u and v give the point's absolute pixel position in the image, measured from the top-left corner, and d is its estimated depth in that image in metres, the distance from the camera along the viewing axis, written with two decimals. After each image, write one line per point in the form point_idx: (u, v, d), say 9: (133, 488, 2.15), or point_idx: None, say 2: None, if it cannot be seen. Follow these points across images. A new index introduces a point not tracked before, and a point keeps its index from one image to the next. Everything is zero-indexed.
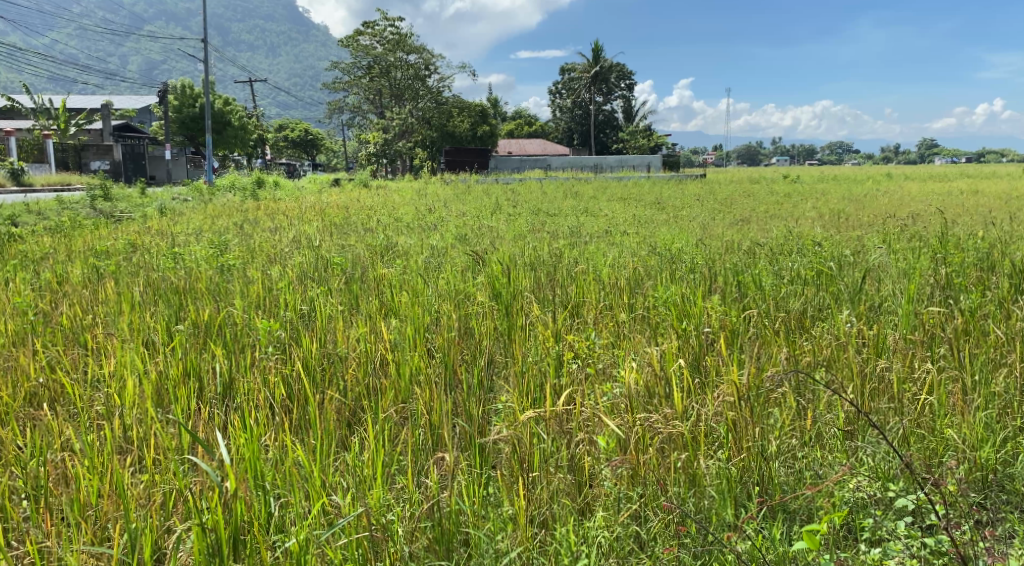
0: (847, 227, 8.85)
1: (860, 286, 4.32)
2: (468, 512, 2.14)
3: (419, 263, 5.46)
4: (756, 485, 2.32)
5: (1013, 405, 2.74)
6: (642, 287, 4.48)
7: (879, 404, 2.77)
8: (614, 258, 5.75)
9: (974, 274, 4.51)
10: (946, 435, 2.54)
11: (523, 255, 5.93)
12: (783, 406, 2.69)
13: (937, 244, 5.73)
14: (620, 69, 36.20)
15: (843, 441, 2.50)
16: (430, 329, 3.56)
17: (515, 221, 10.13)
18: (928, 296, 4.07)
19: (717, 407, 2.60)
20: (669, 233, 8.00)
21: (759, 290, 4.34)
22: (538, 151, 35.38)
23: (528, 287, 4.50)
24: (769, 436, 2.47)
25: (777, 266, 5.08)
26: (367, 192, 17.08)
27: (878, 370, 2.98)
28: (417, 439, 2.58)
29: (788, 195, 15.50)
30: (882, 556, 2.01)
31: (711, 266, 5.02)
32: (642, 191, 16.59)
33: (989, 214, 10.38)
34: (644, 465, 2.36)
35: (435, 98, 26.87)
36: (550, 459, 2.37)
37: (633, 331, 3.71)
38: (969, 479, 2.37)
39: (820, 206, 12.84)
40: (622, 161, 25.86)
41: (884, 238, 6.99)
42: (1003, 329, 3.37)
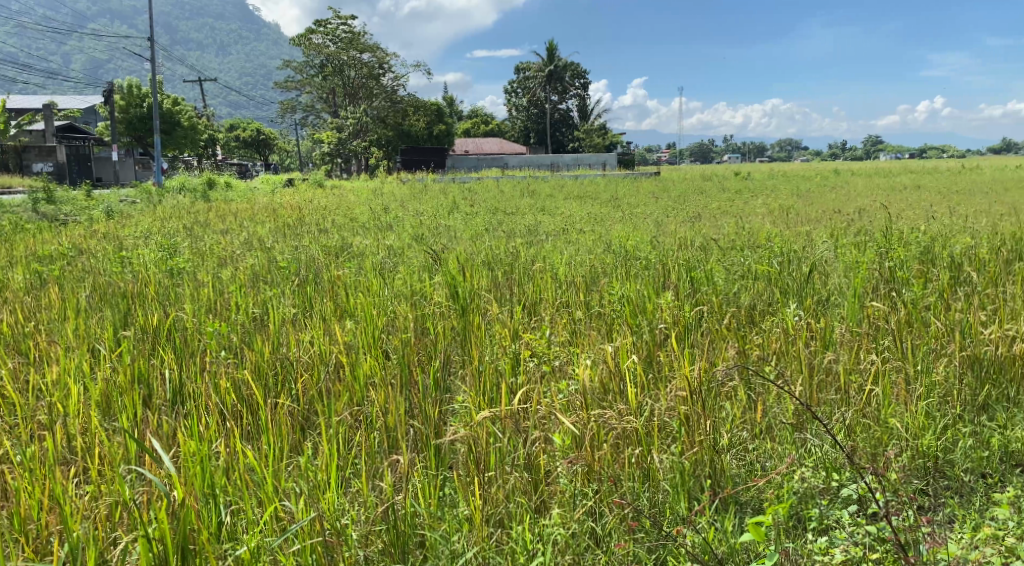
0: (795, 224, 8.90)
1: (807, 280, 4.37)
2: (424, 514, 2.11)
3: (374, 264, 5.36)
4: (708, 478, 2.33)
5: (952, 394, 2.83)
6: (599, 285, 4.44)
7: (825, 396, 2.82)
8: (570, 256, 5.74)
9: (916, 267, 4.57)
10: (890, 424, 2.61)
11: (479, 254, 5.90)
12: (734, 400, 2.71)
13: (883, 239, 5.78)
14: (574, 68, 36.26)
15: (791, 433, 2.53)
16: (387, 330, 3.49)
17: (473, 219, 10.09)
18: (872, 290, 4.14)
19: (670, 402, 2.58)
20: (626, 232, 7.81)
21: (710, 285, 4.33)
22: (496, 150, 35.33)
23: (486, 286, 4.45)
24: (721, 430, 2.48)
25: (727, 261, 5.09)
26: (321, 193, 16.81)
27: (825, 361, 3.03)
28: (371, 442, 2.54)
29: (740, 192, 15.68)
30: (828, 544, 2.04)
31: (666, 262, 5.00)
32: (598, 190, 16.53)
33: (933, 209, 10.57)
34: (600, 461, 2.35)
35: (391, 97, 26.31)
36: (505, 459, 2.33)
37: (588, 328, 3.71)
38: (911, 468, 2.45)
39: (770, 203, 12.97)
40: (578, 160, 26.00)
41: (832, 233, 7.04)
42: (941, 321, 3.45)
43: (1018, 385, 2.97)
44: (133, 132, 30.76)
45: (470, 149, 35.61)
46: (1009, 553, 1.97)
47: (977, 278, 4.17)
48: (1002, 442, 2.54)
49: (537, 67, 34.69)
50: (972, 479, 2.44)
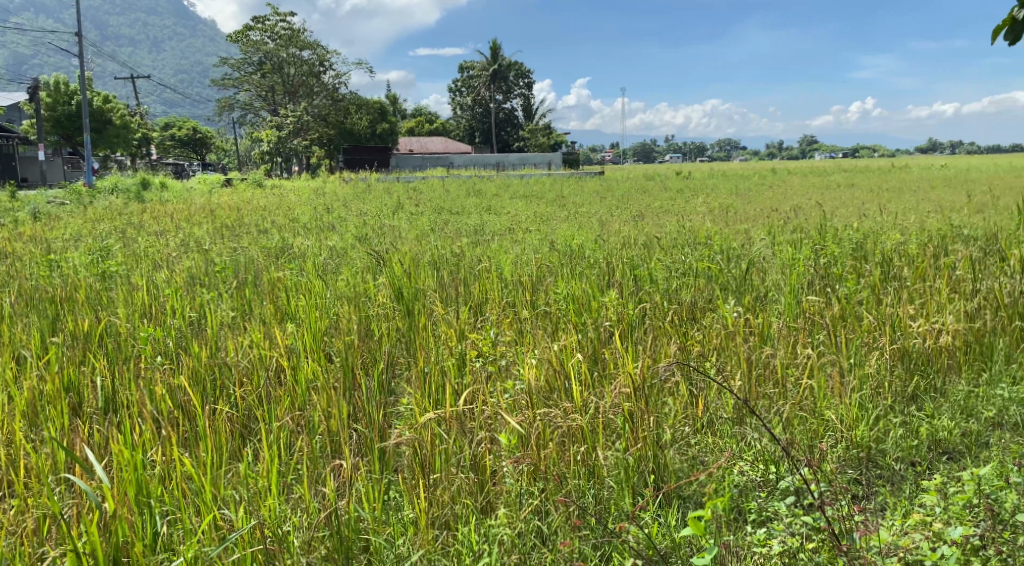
0: (734, 223, 9.03)
1: (746, 277, 4.39)
2: (369, 518, 2.03)
3: (315, 265, 5.19)
4: (652, 473, 2.31)
5: (883, 385, 2.92)
6: (545, 284, 4.37)
7: (765, 389, 2.85)
8: (516, 256, 5.66)
9: (849, 263, 4.63)
10: (825, 416, 2.67)
11: (424, 254, 5.78)
12: (676, 395, 2.69)
13: (818, 237, 5.88)
14: (518, 67, 36.29)
15: (732, 426, 2.53)
16: (328, 332, 3.35)
17: (417, 220, 9.93)
18: (807, 285, 4.19)
19: (614, 399, 2.53)
20: (571, 232, 7.78)
21: (653, 284, 4.31)
22: (442, 150, 35.10)
23: (431, 286, 4.34)
24: (665, 425, 2.46)
25: (669, 259, 5.05)
26: (260, 193, 16.40)
27: (763, 356, 3.06)
28: (313, 446, 2.44)
29: (681, 191, 15.93)
30: (767, 536, 1.97)
31: (610, 261, 4.96)
32: (543, 190, 16.47)
33: (864, 207, 10.89)
34: (546, 460, 2.29)
35: (332, 95, 25.82)
36: (451, 460, 2.26)
37: (534, 327, 3.64)
38: (845, 458, 2.50)
39: (710, 202, 13.18)
40: (523, 161, 25.95)
41: (770, 231, 7.16)
42: (874, 314, 3.54)
43: (944, 376, 3.06)
44: (61, 131, 29.42)
45: (414, 148, 35.25)
46: (939, 538, 1.87)
47: (907, 272, 4.25)
48: (930, 431, 2.60)
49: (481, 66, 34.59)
50: (903, 467, 2.49)
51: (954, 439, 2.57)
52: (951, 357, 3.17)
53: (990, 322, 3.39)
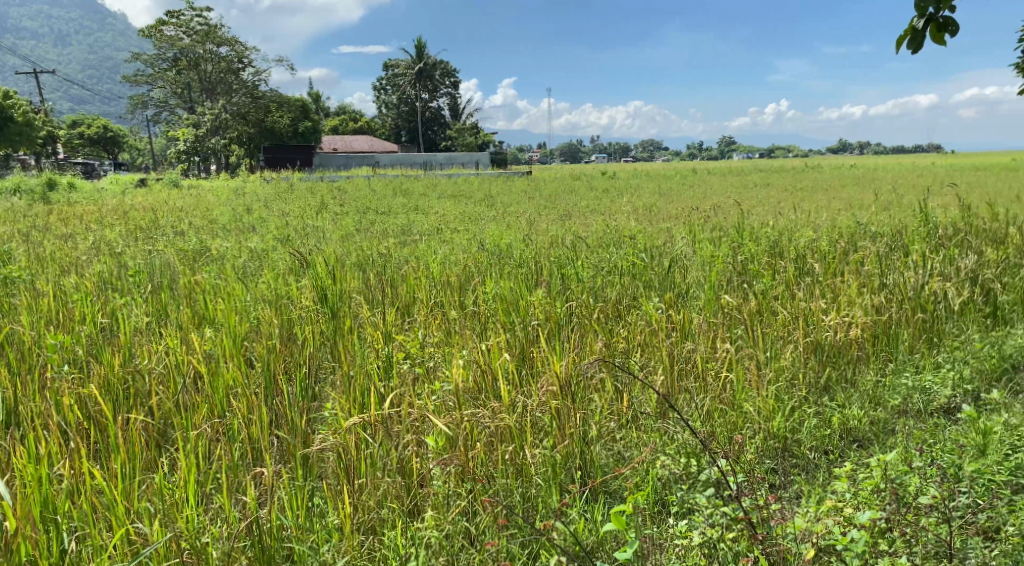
0: (658, 222, 9.13)
1: (669, 273, 4.34)
2: (292, 526, 2.02)
3: (235, 267, 4.96)
4: (579, 469, 2.36)
5: (799, 375, 3.03)
6: (474, 284, 4.28)
7: (686, 383, 2.91)
8: (444, 256, 5.55)
9: (765, 260, 4.62)
10: (744, 408, 2.75)
11: (348, 255, 5.61)
12: (601, 391, 2.72)
13: (737, 234, 5.98)
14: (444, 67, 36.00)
15: (654, 421, 2.57)
16: (248, 337, 3.20)
17: (341, 220, 9.65)
18: (725, 283, 4.18)
19: (542, 397, 2.54)
20: (499, 231, 7.76)
21: (579, 283, 4.25)
22: (370, 150, 34.54)
23: (356, 287, 4.18)
24: (591, 421, 2.49)
25: (594, 258, 4.90)
26: (175, 193, 15.78)
27: (685, 351, 3.09)
28: (233, 455, 2.34)
29: (607, 192, 16.12)
30: (688, 527, 2.02)
31: (537, 260, 4.88)
32: (471, 190, 16.40)
33: (781, 206, 11.25)
34: (473, 460, 2.29)
35: (253, 93, 25.03)
36: (377, 464, 2.25)
37: (462, 328, 3.52)
38: (764, 448, 2.59)
39: (635, 201, 13.38)
40: (450, 160, 25.65)
41: (693, 229, 7.28)
42: (788, 309, 3.63)
43: (854, 367, 3.20)
44: None
45: (338, 147, 34.54)
46: (849, 522, 1.94)
47: (820, 268, 4.34)
48: (841, 420, 2.72)
49: (406, 65, 34.17)
50: (817, 456, 2.60)
51: (863, 427, 2.70)
52: (861, 349, 3.29)
53: (896, 314, 3.55)
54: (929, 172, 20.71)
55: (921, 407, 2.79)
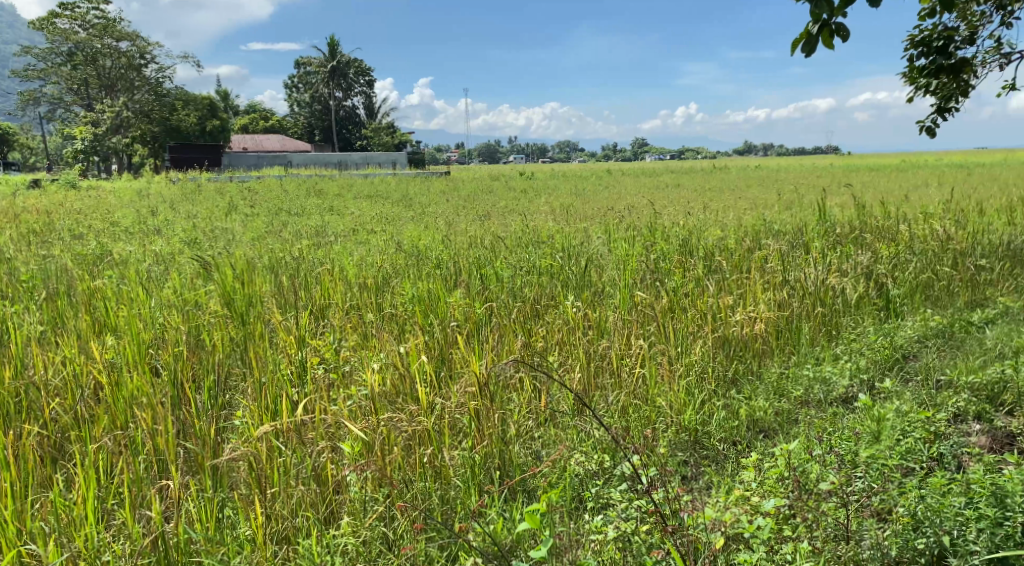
0: (575, 221, 9.28)
1: (585, 274, 4.41)
2: (200, 539, 2.03)
3: (138, 271, 4.73)
4: (497, 469, 2.40)
5: (706, 370, 3.19)
6: (392, 286, 4.23)
7: (601, 380, 3.04)
8: (360, 258, 5.47)
9: (676, 258, 4.76)
10: (656, 403, 2.90)
11: (260, 258, 5.44)
12: (520, 391, 2.79)
13: (649, 233, 6.15)
14: (358, 65, 35.41)
15: (571, 418, 2.66)
16: (153, 345, 3.08)
17: (252, 222, 9.35)
18: (640, 280, 4.27)
19: (460, 399, 2.58)
20: (416, 232, 7.72)
21: (499, 284, 4.23)
22: (284, 149, 33.63)
23: (269, 292, 4.07)
24: (509, 422, 2.54)
25: (512, 258, 4.91)
26: (71, 195, 14.92)
27: (600, 349, 3.24)
28: (137, 469, 2.26)
29: (525, 192, 16.28)
30: (603, 522, 2.10)
31: (455, 261, 4.84)
32: (388, 190, 16.24)
33: (690, 206, 11.65)
34: (391, 464, 2.32)
35: (157, 90, 23.93)
36: (290, 473, 2.24)
37: (379, 330, 3.49)
38: (677, 441, 2.72)
39: (552, 202, 13.54)
40: (365, 160, 25.33)
41: (607, 229, 7.43)
42: (697, 306, 3.77)
43: (758, 360, 3.40)
44: None
45: (249, 146, 33.47)
46: (754, 511, 2.06)
47: (728, 266, 4.49)
48: (748, 412, 2.87)
49: (319, 63, 33.40)
50: (726, 446, 2.73)
51: (768, 418, 2.85)
52: (765, 342, 3.50)
53: (795, 309, 3.78)
54: (828, 172, 21.81)
55: (821, 397, 2.98)
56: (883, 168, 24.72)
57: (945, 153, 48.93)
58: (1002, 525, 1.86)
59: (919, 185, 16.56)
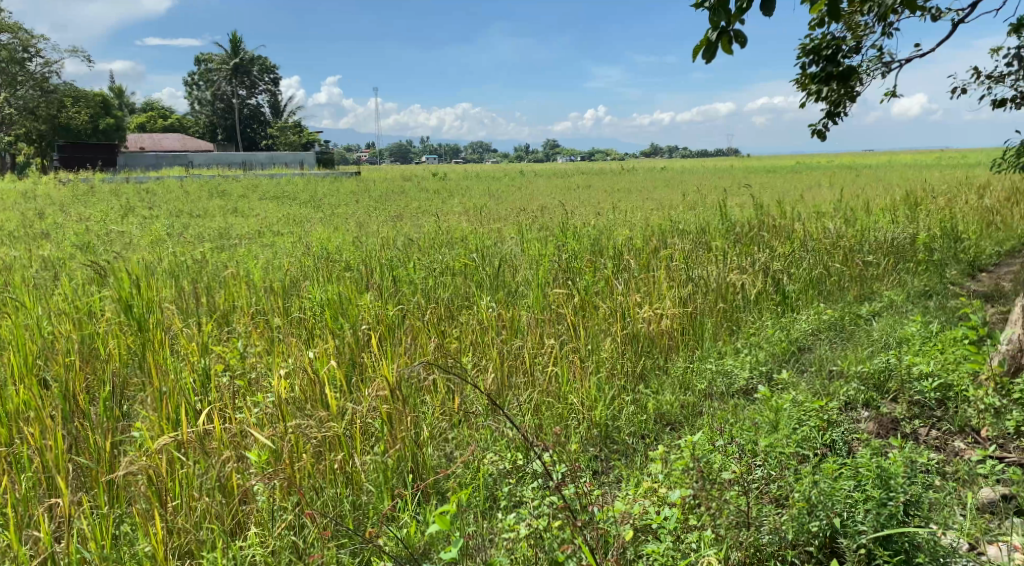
0: (488, 222, 9.34)
1: (498, 275, 4.44)
2: (94, 557, 1.98)
3: (24, 278, 4.47)
4: (410, 472, 2.43)
5: (615, 366, 3.29)
6: (300, 289, 4.15)
7: (515, 380, 3.10)
8: (266, 261, 5.34)
9: (586, 257, 4.86)
10: (569, 400, 2.97)
11: (159, 262, 5.23)
12: (433, 393, 2.81)
13: (559, 234, 6.26)
14: (262, 62, 34.37)
15: (485, 418, 2.68)
16: (42, 356, 2.94)
17: (150, 225, 8.95)
18: (552, 280, 4.33)
19: (371, 403, 2.53)
20: (325, 233, 7.58)
21: (412, 285, 4.19)
22: (187, 148, 32.29)
23: (170, 298, 3.92)
24: (422, 424, 2.55)
25: (426, 259, 4.89)
26: None
27: (514, 348, 3.29)
28: (24, 488, 2.18)
29: (439, 193, 16.23)
30: (516, 520, 2.06)
31: (367, 263, 4.78)
32: (296, 190, 15.86)
33: (599, 206, 11.91)
34: (300, 472, 2.31)
35: (42, 85, 22.51)
36: (193, 484, 2.21)
37: (288, 335, 3.44)
38: (588, 438, 2.81)
39: (465, 203, 13.57)
40: (272, 159, 24.63)
41: (520, 230, 7.51)
42: (607, 303, 3.87)
43: (665, 355, 3.54)
44: None
45: (148, 145, 31.96)
46: (662, 502, 2.12)
47: (637, 264, 4.62)
48: (655, 406, 3.00)
49: (222, 59, 32.23)
50: (635, 440, 2.84)
51: (674, 412, 2.99)
52: (671, 338, 3.65)
53: (699, 306, 3.95)
54: (730, 173, 22.75)
55: (723, 389, 3.14)
56: (778, 169, 26.03)
57: (837, 155, 51.86)
58: (885, 505, 1.97)
59: (813, 186, 17.51)
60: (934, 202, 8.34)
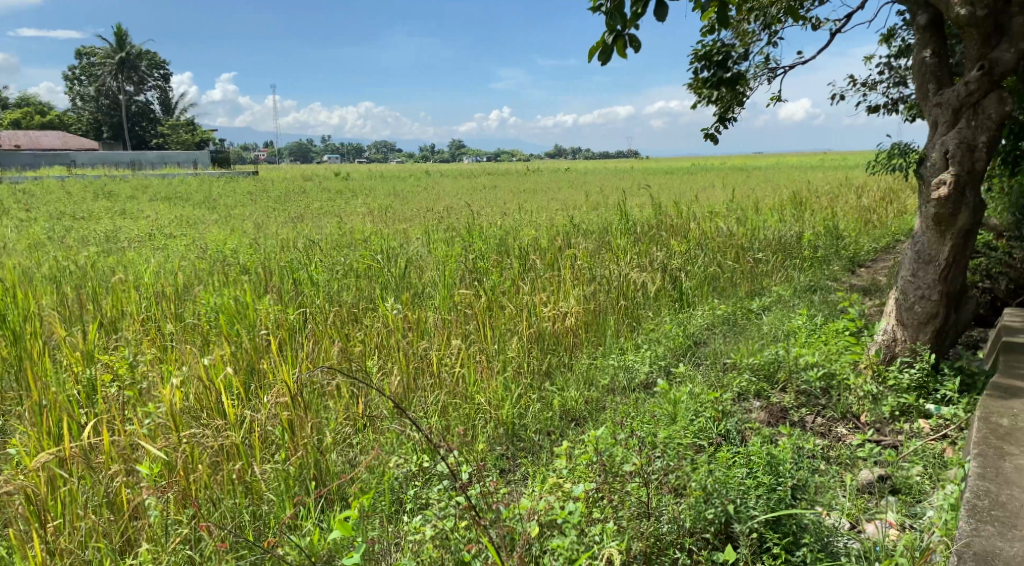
0: (393, 223, 9.26)
1: (404, 275, 4.40)
2: None
3: None
4: (313, 479, 2.42)
5: (521, 365, 3.36)
6: (194, 295, 4.00)
7: (421, 382, 3.11)
8: (157, 264, 5.12)
9: (493, 255, 4.88)
10: (477, 401, 3.00)
11: (37, 268, 4.92)
12: (337, 398, 2.79)
13: (462, 235, 6.28)
14: (150, 57, 32.70)
15: (390, 422, 2.70)
16: None
17: (26, 228, 8.39)
18: (459, 280, 4.34)
19: (271, 410, 2.53)
20: (221, 235, 7.32)
21: (314, 288, 4.10)
22: (71, 145, 30.37)
23: (50, 306, 3.71)
24: (325, 430, 2.56)
25: (329, 260, 4.79)
26: None
27: (420, 349, 3.29)
28: None
29: (342, 193, 15.92)
30: (421, 522, 2.10)
31: (266, 265, 4.64)
32: (190, 192, 15.21)
33: (503, 207, 12.03)
34: (196, 484, 2.27)
35: None
36: (78, 502, 2.14)
37: (182, 343, 3.34)
38: (495, 437, 2.87)
39: (370, 204, 13.39)
40: (163, 158, 23.49)
41: (424, 231, 7.50)
42: (514, 303, 3.92)
43: (569, 353, 3.65)
44: None
45: (25, 142, 29.85)
46: (567, 497, 2.16)
47: (542, 264, 4.68)
48: (561, 403, 3.11)
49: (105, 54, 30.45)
50: (541, 438, 2.93)
51: (578, 408, 3.10)
52: (575, 335, 3.77)
53: (602, 304, 4.06)
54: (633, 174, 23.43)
55: (625, 384, 3.28)
56: (677, 170, 26.97)
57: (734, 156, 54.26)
58: (774, 490, 2.12)
59: (709, 186, 18.25)
60: (816, 201, 8.89)
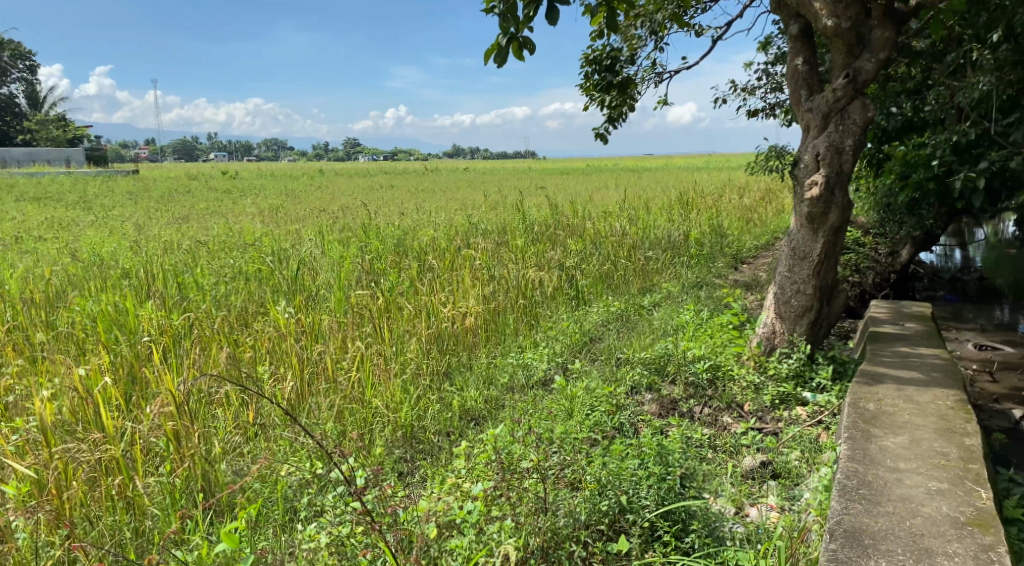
0: (283, 224, 8.98)
1: (298, 276, 4.25)
2: None
3: None
4: (201, 491, 2.35)
5: (420, 366, 3.36)
6: (66, 302, 3.76)
7: (316, 388, 3.06)
8: (23, 270, 4.77)
9: (389, 255, 4.82)
10: (374, 405, 2.98)
11: None
12: (226, 406, 2.71)
13: (357, 235, 6.17)
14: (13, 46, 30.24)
15: (284, 430, 2.66)
16: None
17: None
18: (355, 280, 4.27)
19: (154, 420, 2.39)
20: (95, 237, 6.88)
21: (200, 292, 3.95)
22: None
23: None
24: (213, 440, 2.49)
25: (217, 262, 4.60)
26: None
27: (315, 353, 3.23)
28: None
29: (231, 192, 15.29)
30: (316, 530, 2.03)
31: (147, 267, 4.40)
32: (62, 191, 14.21)
33: (401, 207, 11.90)
34: (71, 502, 2.16)
35: None
36: None
37: (53, 353, 3.13)
38: (393, 439, 2.86)
39: (261, 203, 12.94)
40: (30, 154, 21.77)
41: (317, 232, 7.32)
42: (413, 303, 3.90)
43: (468, 352, 3.68)
44: None
45: None
46: (464, 496, 2.16)
47: (440, 262, 4.66)
48: (460, 404, 3.14)
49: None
50: (440, 439, 2.94)
51: (477, 407, 3.14)
52: (475, 334, 3.80)
53: (501, 302, 4.11)
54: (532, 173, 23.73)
55: (523, 382, 3.35)
56: (574, 170, 27.49)
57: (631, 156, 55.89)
58: (664, 480, 2.19)
59: (604, 185, 18.71)
60: (702, 201, 9.32)
